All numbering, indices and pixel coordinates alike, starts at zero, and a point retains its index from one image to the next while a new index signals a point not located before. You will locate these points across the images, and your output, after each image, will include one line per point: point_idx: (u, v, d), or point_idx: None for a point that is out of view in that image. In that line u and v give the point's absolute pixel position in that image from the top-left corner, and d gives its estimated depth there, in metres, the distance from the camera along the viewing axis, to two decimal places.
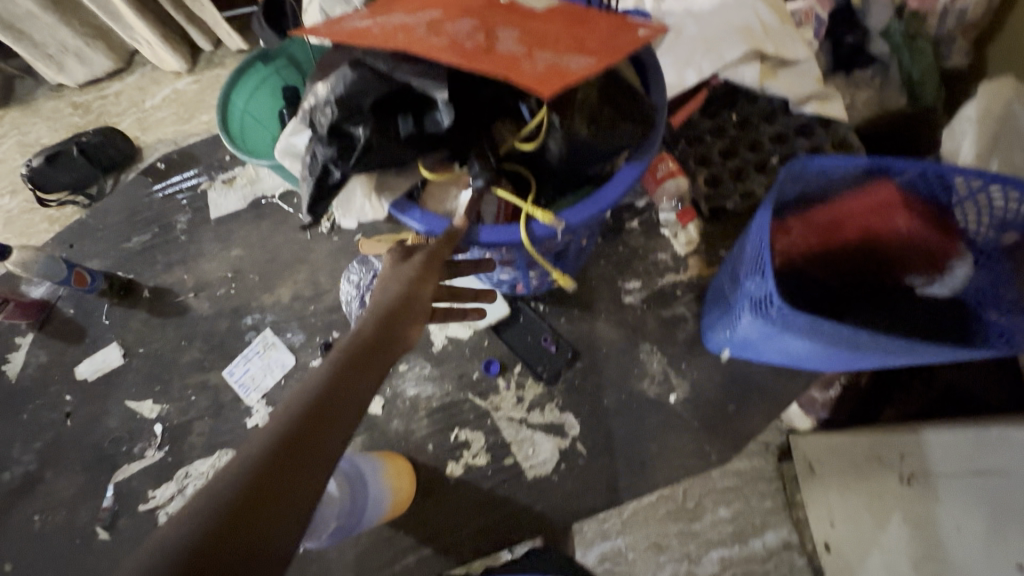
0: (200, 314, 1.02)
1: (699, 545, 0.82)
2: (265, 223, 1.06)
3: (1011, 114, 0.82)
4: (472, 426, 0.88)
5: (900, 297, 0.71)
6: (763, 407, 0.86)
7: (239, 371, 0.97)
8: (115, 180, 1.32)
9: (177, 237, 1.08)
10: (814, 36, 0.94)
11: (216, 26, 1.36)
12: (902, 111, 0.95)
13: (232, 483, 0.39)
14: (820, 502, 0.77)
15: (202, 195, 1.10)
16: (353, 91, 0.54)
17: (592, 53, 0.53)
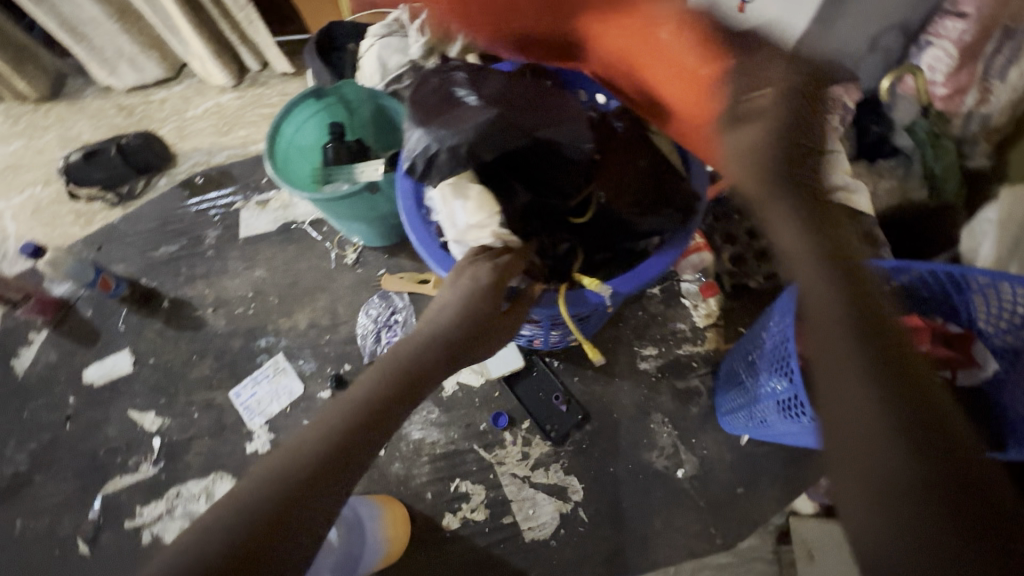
0: (215, 330, 1.02)
1: None
2: (292, 247, 1.08)
3: None
4: (473, 479, 0.87)
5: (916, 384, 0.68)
6: (774, 491, 0.83)
7: (246, 394, 0.96)
8: (147, 184, 1.36)
9: (204, 251, 1.10)
10: (841, 123, 0.95)
11: (265, 48, 1.41)
12: (923, 204, 0.96)
13: (265, 490, 0.42)
14: None
15: (234, 213, 1.13)
16: (472, 138, 0.57)
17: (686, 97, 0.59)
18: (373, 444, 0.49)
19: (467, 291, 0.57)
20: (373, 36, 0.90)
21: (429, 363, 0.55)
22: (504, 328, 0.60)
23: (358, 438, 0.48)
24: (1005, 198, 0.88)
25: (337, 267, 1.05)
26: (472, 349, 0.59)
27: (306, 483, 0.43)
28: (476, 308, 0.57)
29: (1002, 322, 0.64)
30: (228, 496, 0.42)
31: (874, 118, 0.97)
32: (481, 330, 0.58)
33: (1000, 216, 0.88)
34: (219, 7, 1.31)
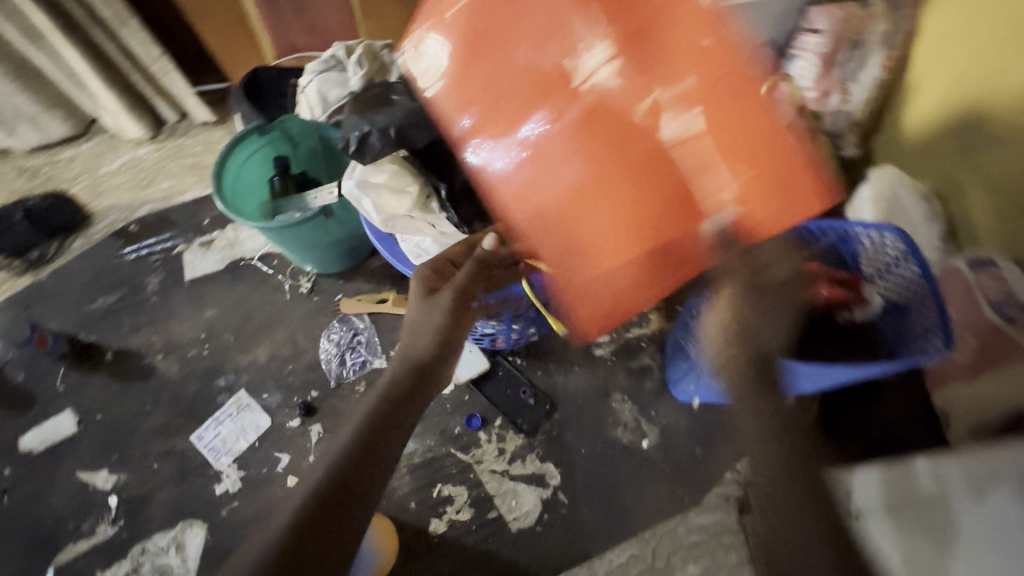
0: (167, 377, 0.99)
1: None
2: (242, 284, 1.08)
3: None
4: (455, 481, 0.89)
5: (834, 329, 0.76)
6: (727, 447, 0.91)
7: (209, 436, 0.94)
8: (60, 245, 1.28)
9: (147, 299, 1.06)
10: None
11: (183, 99, 1.37)
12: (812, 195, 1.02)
13: (298, 505, 0.50)
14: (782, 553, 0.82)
15: (176, 257, 1.11)
16: (405, 124, 0.69)
17: (567, 232, 0.57)
18: (396, 438, 0.56)
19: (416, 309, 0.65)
20: (311, 72, 0.95)
21: (394, 397, 0.58)
22: (444, 292, 0.65)
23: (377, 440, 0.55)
24: (875, 179, 0.93)
25: (293, 297, 1.06)
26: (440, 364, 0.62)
27: (289, 558, 0.46)
28: (423, 322, 0.63)
29: (878, 266, 0.74)
30: (257, 536, 0.48)
31: None
32: (444, 347, 0.63)
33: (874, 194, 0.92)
34: (129, 60, 1.28)
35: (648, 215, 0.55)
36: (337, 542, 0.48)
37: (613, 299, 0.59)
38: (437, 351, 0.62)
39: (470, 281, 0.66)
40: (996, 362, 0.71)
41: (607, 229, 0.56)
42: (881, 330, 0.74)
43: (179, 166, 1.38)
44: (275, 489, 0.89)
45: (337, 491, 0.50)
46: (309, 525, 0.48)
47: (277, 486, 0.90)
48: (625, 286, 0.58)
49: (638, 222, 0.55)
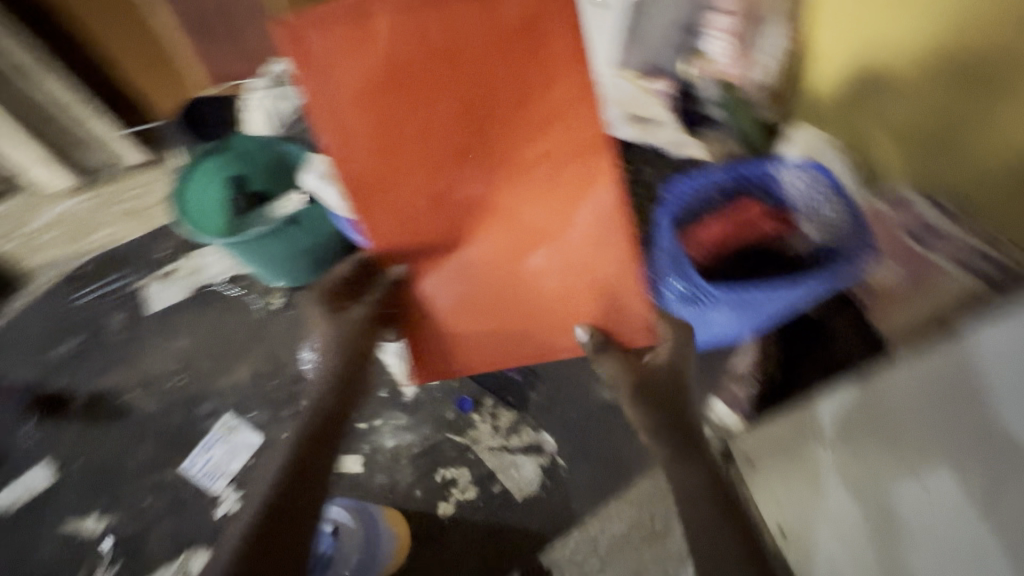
0: (147, 412, 0.97)
1: (675, 562, 0.86)
2: (212, 309, 1.07)
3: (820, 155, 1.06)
4: (455, 464, 0.92)
5: (779, 258, 0.81)
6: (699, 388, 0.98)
7: (200, 462, 0.92)
8: None
9: (113, 338, 1.04)
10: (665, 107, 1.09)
11: (106, 142, 1.25)
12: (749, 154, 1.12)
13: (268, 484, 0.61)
14: (765, 491, 0.84)
15: (138, 293, 1.09)
16: None
17: (461, 279, 0.65)
18: (334, 434, 0.65)
19: (330, 330, 0.68)
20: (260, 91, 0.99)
21: (316, 422, 0.65)
22: (355, 310, 0.67)
23: (322, 432, 0.64)
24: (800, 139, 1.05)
25: (267, 314, 1.06)
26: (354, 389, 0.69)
27: (267, 525, 0.58)
28: (335, 346, 0.68)
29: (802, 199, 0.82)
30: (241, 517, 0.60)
31: None
32: (359, 362, 0.68)
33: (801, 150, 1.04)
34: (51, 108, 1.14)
35: (512, 269, 0.64)
36: (307, 505, 0.61)
37: (483, 352, 0.69)
38: (353, 365, 0.68)
39: (383, 300, 0.67)
40: (921, 287, 0.84)
41: (484, 301, 0.66)
42: (818, 246, 0.79)
43: (117, 215, 1.25)
44: None
45: (291, 480, 0.61)
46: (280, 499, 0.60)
47: None
48: (484, 340, 0.68)
49: (507, 291, 0.66)
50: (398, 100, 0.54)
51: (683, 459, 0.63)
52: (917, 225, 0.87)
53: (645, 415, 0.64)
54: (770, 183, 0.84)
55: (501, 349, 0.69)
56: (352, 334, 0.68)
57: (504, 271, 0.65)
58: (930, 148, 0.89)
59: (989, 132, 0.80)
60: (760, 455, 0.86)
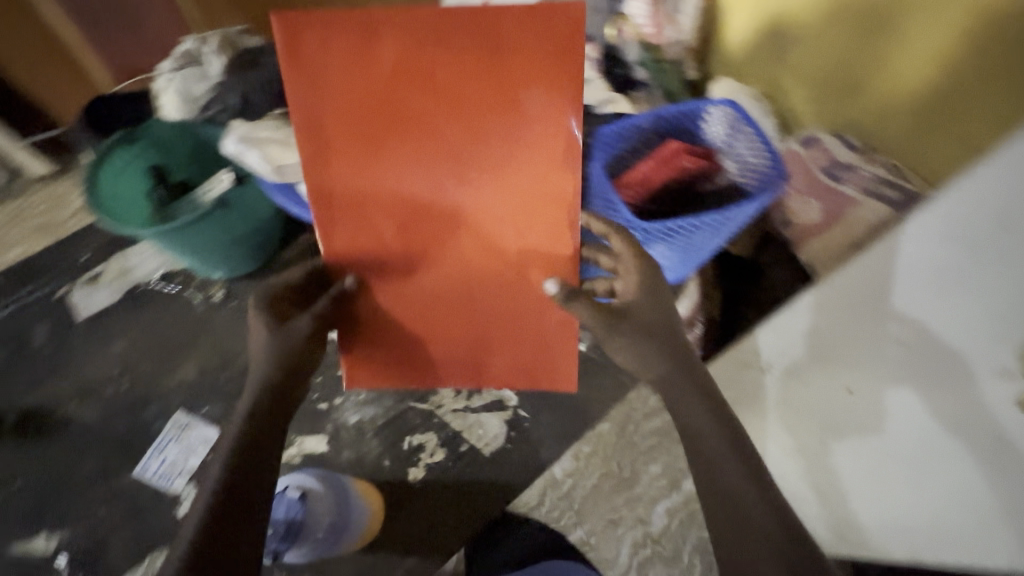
0: (88, 422, 0.92)
1: (644, 506, 0.92)
2: (147, 309, 1.02)
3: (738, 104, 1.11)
4: (421, 430, 0.93)
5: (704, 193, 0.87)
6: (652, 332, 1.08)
7: (155, 465, 0.89)
8: None
9: (39, 351, 0.97)
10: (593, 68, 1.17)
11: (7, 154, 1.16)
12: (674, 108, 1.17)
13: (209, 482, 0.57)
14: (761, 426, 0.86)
15: (61, 301, 1.02)
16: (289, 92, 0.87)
17: (419, 303, 0.68)
18: (275, 429, 0.62)
19: (264, 336, 0.64)
20: (168, 73, 0.93)
21: (262, 415, 0.61)
22: (299, 320, 0.64)
23: (266, 428, 0.61)
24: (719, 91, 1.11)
25: (208, 308, 1.03)
26: (296, 383, 0.65)
27: (215, 525, 0.54)
28: (271, 352, 0.63)
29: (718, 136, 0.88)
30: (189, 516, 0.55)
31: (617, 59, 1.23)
32: (297, 367, 0.65)
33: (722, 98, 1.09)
34: None
35: (467, 278, 0.67)
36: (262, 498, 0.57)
37: (442, 368, 0.74)
38: (290, 373, 0.64)
39: (330, 305, 0.65)
40: (838, 218, 0.90)
41: (443, 333, 0.71)
42: (739, 184, 0.85)
43: (23, 230, 1.13)
44: None
45: (236, 475, 0.57)
46: (225, 497, 0.55)
47: None
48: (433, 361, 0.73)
49: (465, 309, 0.69)
50: (382, 124, 0.57)
51: (703, 392, 0.61)
52: (828, 161, 0.95)
53: (642, 365, 0.63)
54: (691, 130, 0.91)
55: (459, 349, 0.72)
56: (281, 335, 0.64)
57: (476, 290, 0.67)
58: (835, 94, 0.98)
59: (883, 76, 0.88)
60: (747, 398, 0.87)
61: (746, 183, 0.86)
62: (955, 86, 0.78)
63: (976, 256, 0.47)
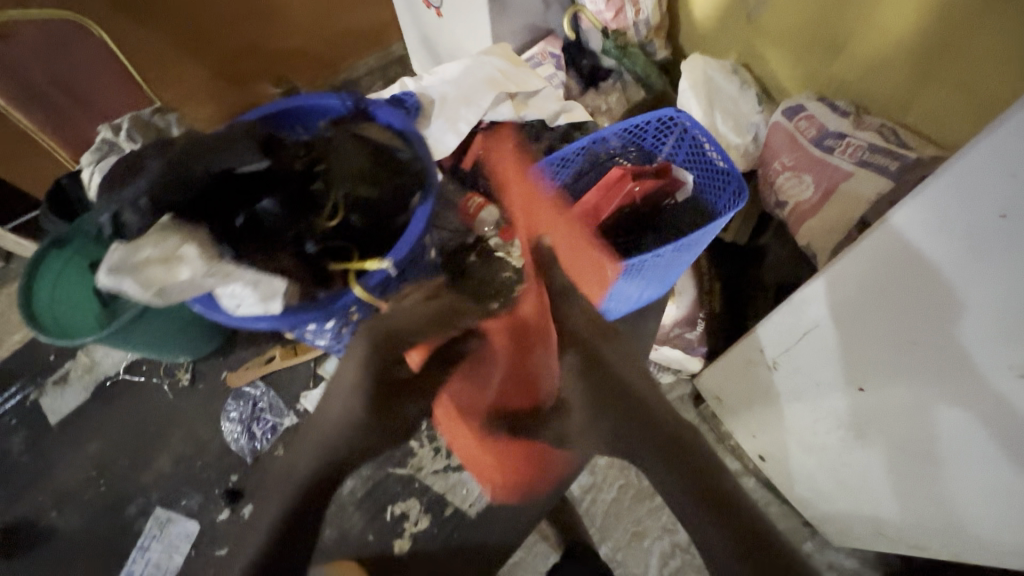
0: (71, 529, 0.91)
1: (667, 513, 0.95)
2: (118, 402, 1.00)
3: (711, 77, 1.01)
4: (403, 497, 0.89)
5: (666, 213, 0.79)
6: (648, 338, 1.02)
7: (138, 568, 0.87)
8: None
9: (18, 461, 0.96)
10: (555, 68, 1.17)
11: None
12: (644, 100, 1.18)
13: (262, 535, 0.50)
14: (739, 423, 0.92)
15: (35, 406, 1.00)
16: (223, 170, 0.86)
17: (467, 405, 0.74)
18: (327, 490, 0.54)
19: (358, 383, 0.62)
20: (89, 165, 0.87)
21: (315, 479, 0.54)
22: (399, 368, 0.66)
23: (324, 478, 0.55)
24: (686, 70, 1.02)
25: (177, 393, 1.00)
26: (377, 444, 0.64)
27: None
28: (360, 416, 0.61)
29: (673, 143, 0.83)
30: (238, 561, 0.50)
31: (580, 55, 1.22)
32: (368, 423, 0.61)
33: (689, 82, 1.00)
34: None
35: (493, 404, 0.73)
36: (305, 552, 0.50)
37: (473, 462, 0.79)
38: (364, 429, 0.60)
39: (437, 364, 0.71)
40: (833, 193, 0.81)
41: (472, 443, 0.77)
42: (704, 198, 0.80)
43: None
44: None
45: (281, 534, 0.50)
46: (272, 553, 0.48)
47: None
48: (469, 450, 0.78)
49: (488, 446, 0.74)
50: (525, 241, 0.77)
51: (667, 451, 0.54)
52: (817, 131, 0.86)
53: (593, 415, 0.62)
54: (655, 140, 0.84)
55: (484, 458, 0.77)
56: (378, 397, 0.63)
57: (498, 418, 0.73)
58: (817, 51, 0.89)
59: (869, 30, 0.80)
60: (727, 395, 0.92)
61: (711, 194, 0.80)
62: (946, 35, 0.70)
63: (968, 247, 0.45)
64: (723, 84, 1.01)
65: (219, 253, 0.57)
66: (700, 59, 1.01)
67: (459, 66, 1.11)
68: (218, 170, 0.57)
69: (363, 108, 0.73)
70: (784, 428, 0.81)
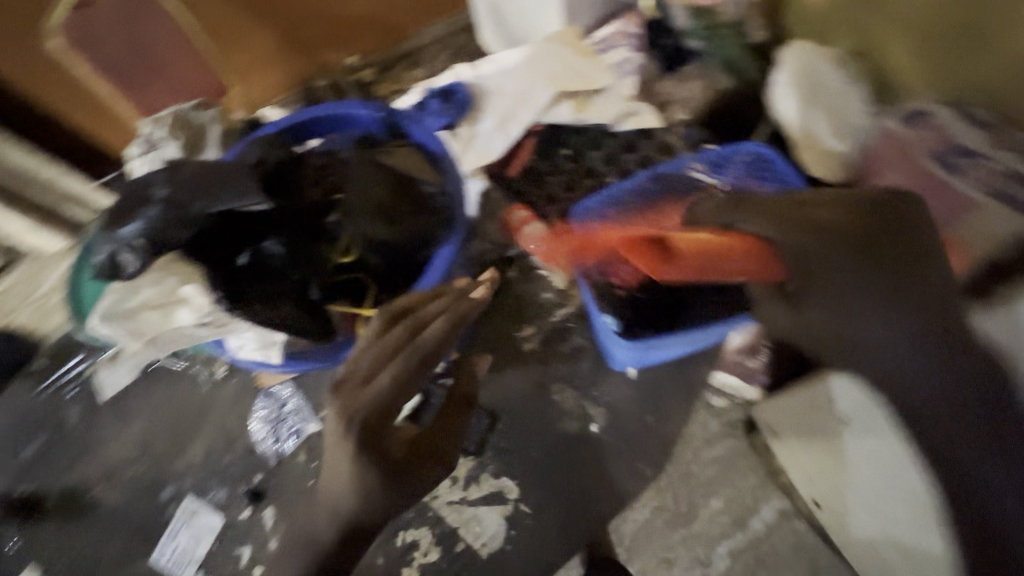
0: (115, 502, 0.96)
1: (705, 545, 0.84)
2: (160, 385, 1.02)
3: (813, 70, 0.91)
4: (415, 524, 0.86)
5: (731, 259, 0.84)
6: (701, 374, 0.91)
7: (168, 551, 0.92)
8: None
9: (72, 431, 1.01)
10: (629, 51, 1.02)
11: None
12: (733, 88, 1.00)
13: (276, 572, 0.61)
14: (793, 460, 0.80)
15: (88, 380, 1.03)
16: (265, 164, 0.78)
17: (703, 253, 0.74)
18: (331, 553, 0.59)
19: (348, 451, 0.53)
20: (133, 158, 0.85)
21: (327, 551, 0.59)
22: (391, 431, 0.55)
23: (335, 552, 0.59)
24: (786, 59, 0.92)
25: (212, 385, 1.01)
26: (392, 504, 0.56)
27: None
28: (381, 482, 0.54)
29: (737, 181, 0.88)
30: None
31: (661, 32, 1.03)
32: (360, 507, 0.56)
33: (787, 75, 0.90)
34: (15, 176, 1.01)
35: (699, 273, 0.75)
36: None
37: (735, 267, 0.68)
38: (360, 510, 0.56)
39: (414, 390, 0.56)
40: (952, 226, 0.73)
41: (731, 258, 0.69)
42: None
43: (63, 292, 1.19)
44: None
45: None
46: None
47: None
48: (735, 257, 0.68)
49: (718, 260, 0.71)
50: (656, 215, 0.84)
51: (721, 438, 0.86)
52: (942, 145, 0.76)
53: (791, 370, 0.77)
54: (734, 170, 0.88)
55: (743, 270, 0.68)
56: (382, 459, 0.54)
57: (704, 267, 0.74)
58: (954, 40, 0.78)
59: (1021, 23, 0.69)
60: (784, 428, 0.80)
61: None
62: None
63: None
64: (828, 80, 0.91)
65: (214, 293, 0.55)
66: (805, 48, 0.91)
67: (520, 54, 0.99)
68: (221, 212, 0.53)
69: (399, 124, 0.70)
70: (844, 476, 0.72)
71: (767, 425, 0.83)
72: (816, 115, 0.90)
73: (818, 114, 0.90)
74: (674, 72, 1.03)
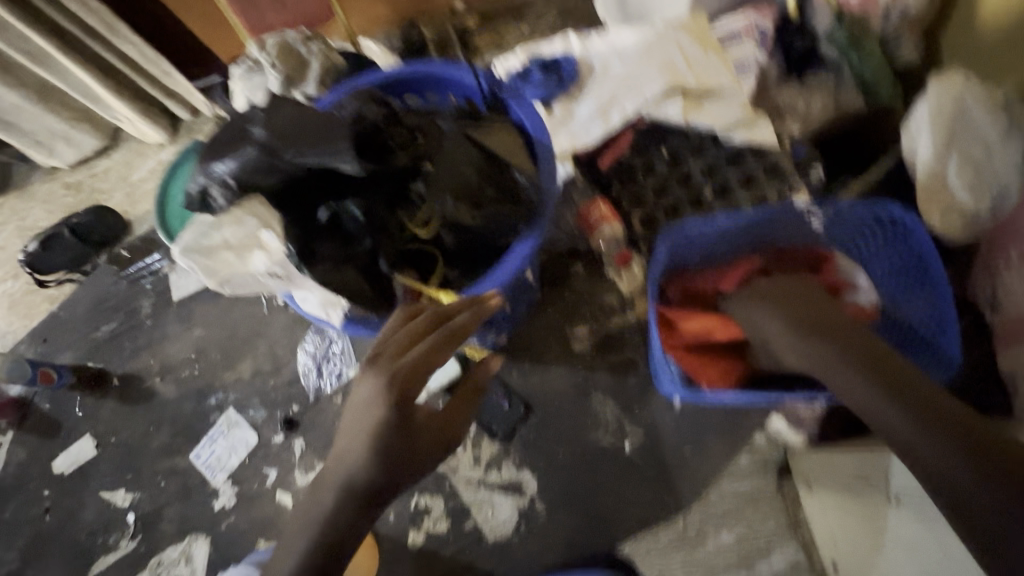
0: (167, 397, 1.04)
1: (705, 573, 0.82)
2: (223, 299, 1.07)
3: (964, 110, 0.77)
4: (430, 492, 0.87)
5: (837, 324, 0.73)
6: (754, 419, 0.86)
7: (205, 454, 0.99)
8: None
9: (142, 322, 1.08)
10: (760, 49, 0.89)
11: None
12: (859, 111, 0.90)
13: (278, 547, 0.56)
14: (823, 520, 0.76)
15: (163, 278, 1.10)
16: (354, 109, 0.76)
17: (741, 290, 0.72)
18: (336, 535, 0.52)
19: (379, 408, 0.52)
20: (236, 78, 0.87)
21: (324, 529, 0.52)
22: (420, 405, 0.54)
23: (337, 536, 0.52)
24: (932, 94, 0.78)
25: (270, 310, 1.05)
26: (398, 479, 0.53)
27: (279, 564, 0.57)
28: (389, 445, 0.52)
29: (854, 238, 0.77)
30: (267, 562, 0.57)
31: (798, 35, 0.92)
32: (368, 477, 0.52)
33: (931, 111, 0.78)
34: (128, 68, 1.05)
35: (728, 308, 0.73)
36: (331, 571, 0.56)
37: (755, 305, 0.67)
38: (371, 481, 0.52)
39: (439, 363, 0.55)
40: None
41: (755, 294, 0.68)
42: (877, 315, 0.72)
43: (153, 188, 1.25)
44: (266, 502, 0.95)
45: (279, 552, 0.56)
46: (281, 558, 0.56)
47: (268, 500, 0.96)
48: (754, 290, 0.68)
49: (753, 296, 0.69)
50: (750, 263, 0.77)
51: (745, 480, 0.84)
52: None
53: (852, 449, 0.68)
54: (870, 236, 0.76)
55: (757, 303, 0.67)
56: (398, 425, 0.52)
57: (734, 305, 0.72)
58: None
59: None
60: (821, 484, 0.75)
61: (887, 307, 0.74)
62: None
63: None
64: (981, 125, 0.77)
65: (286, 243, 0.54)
66: (959, 82, 0.77)
67: (638, 35, 0.89)
68: (313, 166, 0.53)
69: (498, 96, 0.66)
70: (874, 557, 0.65)
71: (801, 473, 0.80)
72: (954, 163, 0.77)
73: (955, 163, 0.77)
74: (800, 78, 0.93)
